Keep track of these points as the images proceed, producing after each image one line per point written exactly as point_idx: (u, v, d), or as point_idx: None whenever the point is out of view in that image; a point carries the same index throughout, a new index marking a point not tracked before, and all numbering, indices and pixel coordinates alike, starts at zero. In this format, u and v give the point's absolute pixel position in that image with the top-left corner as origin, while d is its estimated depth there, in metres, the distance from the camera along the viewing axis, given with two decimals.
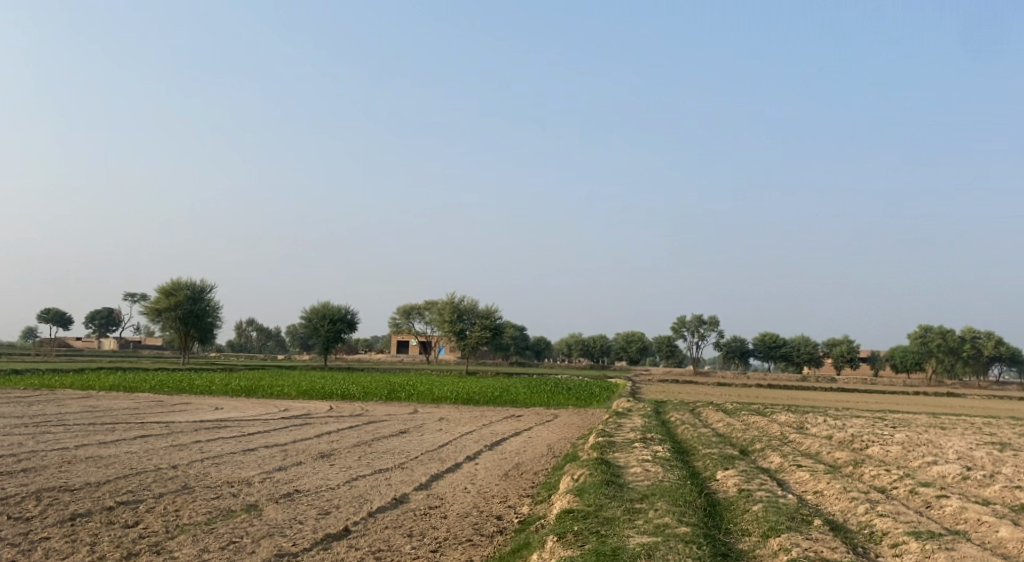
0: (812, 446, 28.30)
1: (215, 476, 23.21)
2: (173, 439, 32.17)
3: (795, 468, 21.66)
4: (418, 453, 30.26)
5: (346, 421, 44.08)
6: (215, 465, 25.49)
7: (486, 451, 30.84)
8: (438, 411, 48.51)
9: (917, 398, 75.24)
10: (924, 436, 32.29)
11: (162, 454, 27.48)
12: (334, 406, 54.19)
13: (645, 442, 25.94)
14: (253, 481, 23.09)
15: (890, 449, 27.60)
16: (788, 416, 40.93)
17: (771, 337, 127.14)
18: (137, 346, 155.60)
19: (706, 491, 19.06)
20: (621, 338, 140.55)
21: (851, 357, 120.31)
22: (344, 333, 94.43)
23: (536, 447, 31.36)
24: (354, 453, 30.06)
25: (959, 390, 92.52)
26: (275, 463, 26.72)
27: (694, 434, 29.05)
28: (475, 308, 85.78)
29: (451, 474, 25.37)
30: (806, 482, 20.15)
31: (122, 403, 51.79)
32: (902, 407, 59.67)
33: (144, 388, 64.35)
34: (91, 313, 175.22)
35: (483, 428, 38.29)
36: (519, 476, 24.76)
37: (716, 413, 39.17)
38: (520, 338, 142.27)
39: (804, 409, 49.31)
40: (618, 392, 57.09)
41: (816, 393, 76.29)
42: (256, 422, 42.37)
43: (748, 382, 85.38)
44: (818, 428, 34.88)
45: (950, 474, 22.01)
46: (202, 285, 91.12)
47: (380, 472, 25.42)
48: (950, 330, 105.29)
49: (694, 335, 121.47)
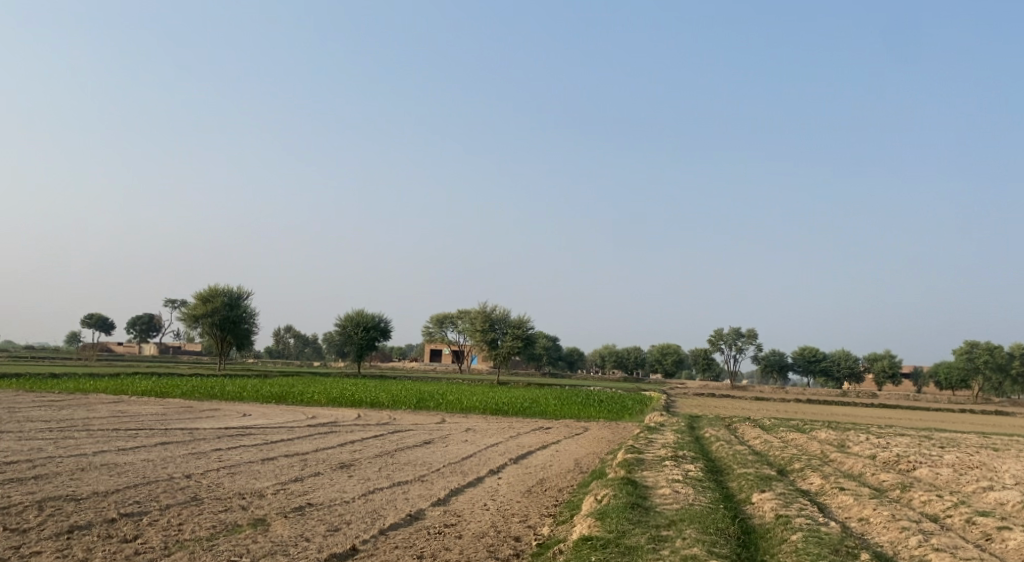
0: (855, 466, 26.92)
1: (227, 487, 22.33)
2: (193, 447, 31.37)
3: (837, 492, 20.33)
4: (440, 466, 29.29)
5: (372, 430, 43.21)
6: (230, 475, 24.62)
7: (511, 465, 29.78)
8: (466, 422, 47.48)
9: (962, 417, 73.06)
10: (974, 458, 30.73)
11: (179, 462, 26.72)
12: (362, 414, 53.39)
13: (676, 460, 24.70)
14: (265, 493, 22.17)
15: (940, 472, 26.14)
16: (828, 433, 39.47)
17: (810, 350, 124.86)
18: (176, 352, 156.50)
19: (740, 517, 17.83)
20: (656, 350, 138.98)
21: (893, 373, 117.51)
22: (378, 340, 93.86)
23: (564, 461, 30.22)
24: (375, 464, 29.14)
25: (1005, 409, 89.89)
26: (292, 473, 25.83)
27: (728, 452, 27.76)
28: (507, 317, 84.80)
29: (472, 489, 24.33)
30: (848, 508, 18.87)
31: (151, 408, 51.32)
32: (946, 426, 57.79)
33: (176, 393, 64.04)
34: (132, 318, 176.69)
35: (510, 439, 37.20)
36: (542, 494, 23.65)
37: (753, 429, 37.88)
38: (553, 349, 141.21)
39: (845, 426, 47.65)
40: (652, 406, 55.78)
41: (856, 409, 74.30)
42: (281, 430, 41.63)
43: (786, 397, 83.60)
44: (860, 447, 33.40)
45: (1009, 502, 20.61)
46: (238, 292, 90.98)
47: (399, 486, 24.44)
48: (998, 346, 102.47)
49: (732, 348, 119.48)
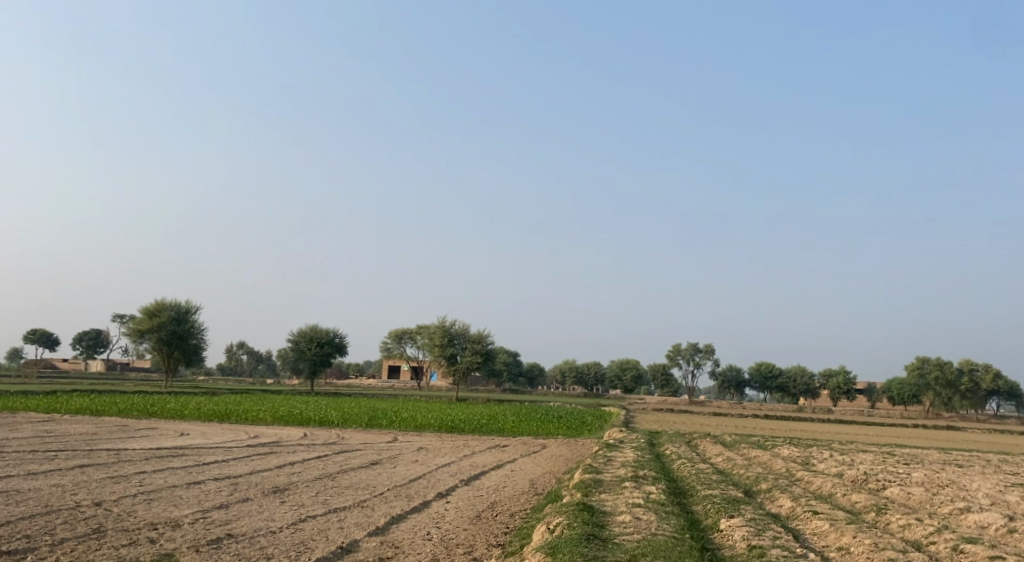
0: (824, 487, 25.15)
1: (140, 516, 20.12)
2: (114, 470, 28.99)
3: (811, 516, 18.55)
4: (384, 489, 27.25)
5: (316, 450, 40.94)
6: (147, 501, 22.33)
7: (461, 487, 27.72)
8: (418, 440, 45.38)
9: (920, 432, 72.74)
10: (942, 476, 29.31)
11: (94, 487, 24.44)
12: (309, 432, 51.08)
13: (636, 481, 22.83)
14: (182, 523, 19.98)
15: (913, 491, 24.60)
16: (791, 450, 38.01)
17: (767, 366, 124.31)
18: (124, 368, 152.21)
19: (708, 548, 16.05)
20: (615, 366, 138.22)
21: (847, 389, 116.38)
22: (332, 357, 91.26)
23: (518, 482, 28.27)
24: (313, 489, 26.97)
25: (958, 423, 89.83)
26: (219, 499, 23.57)
27: (692, 472, 25.93)
28: (466, 333, 82.71)
29: (415, 515, 22.28)
30: (825, 535, 17.17)
31: (82, 428, 48.48)
32: (905, 441, 57.03)
33: (113, 412, 61.01)
34: (78, 334, 171.72)
35: (462, 459, 35.14)
36: (491, 520, 21.63)
37: (714, 445, 36.21)
38: (513, 364, 139.46)
39: (808, 442, 46.30)
40: (611, 422, 54.12)
41: (815, 424, 73.50)
42: (218, 450, 39.15)
43: (743, 413, 82.53)
44: (826, 464, 31.83)
45: (993, 525, 18.98)
46: (187, 306, 87.93)
47: (334, 512, 22.36)
48: (948, 362, 102.10)
49: (689, 364, 118.38)
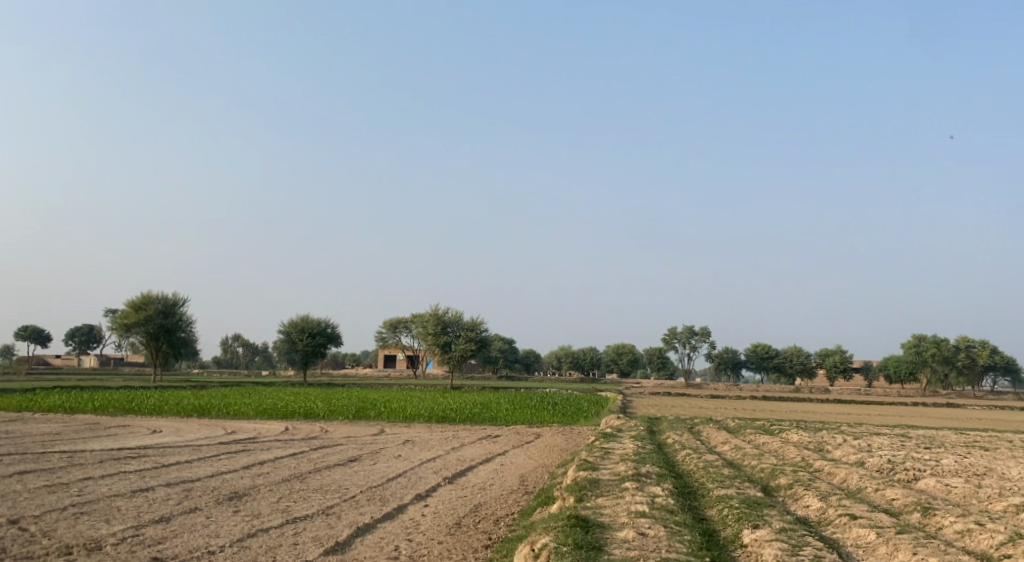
0: (851, 480, 22.24)
1: (57, 536, 17.20)
2: (57, 476, 25.90)
3: (848, 521, 15.56)
4: (358, 491, 24.25)
5: (292, 447, 37.79)
6: (75, 516, 19.45)
7: (444, 487, 24.74)
8: (405, 432, 42.29)
9: (921, 410, 70.40)
10: (974, 462, 26.42)
11: (22, 499, 21.54)
12: (290, 428, 47.83)
13: (640, 481, 19.74)
14: (106, 543, 17.01)
15: (951, 483, 21.68)
16: (801, 435, 35.01)
17: (763, 347, 121.33)
18: (116, 364, 149.09)
19: None
20: (610, 351, 136.19)
21: (844, 368, 113.68)
22: (325, 346, 88.14)
23: (506, 479, 25.31)
24: (275, 493, 24.00)
25: (958, 400, 87.58)
26: (160, 510, 20.64)
27: (699, 465, 22.97)
28: (460, 319, 79.63)
29: (385, 525, 19.25)
30: (872, 552, 14.30)
31: (46, 428, 45.43)
32: (910, 421, 54.45)
33: (88, 409, 57.86)
34: (70, 330, 168.44)
35: (449, 452, 32.03)
36: (471, 530, 18.61)
37: (719, 432, 33.16)
38: (508, 351, 136.88)
39: (815, 425, 43.47)
40: (607, 408, 51.29)
41: (814, 405, 70.80)
42: (185, 450, 35.99)
43: (741, 394, 80.18)
44: (844, 451, 28.86)
45: None
46: (175, 298, 84.59)
47: (292, 523, 19.43)
48: (944, 339, 99.37)
49: (686, 346, 115.63)
